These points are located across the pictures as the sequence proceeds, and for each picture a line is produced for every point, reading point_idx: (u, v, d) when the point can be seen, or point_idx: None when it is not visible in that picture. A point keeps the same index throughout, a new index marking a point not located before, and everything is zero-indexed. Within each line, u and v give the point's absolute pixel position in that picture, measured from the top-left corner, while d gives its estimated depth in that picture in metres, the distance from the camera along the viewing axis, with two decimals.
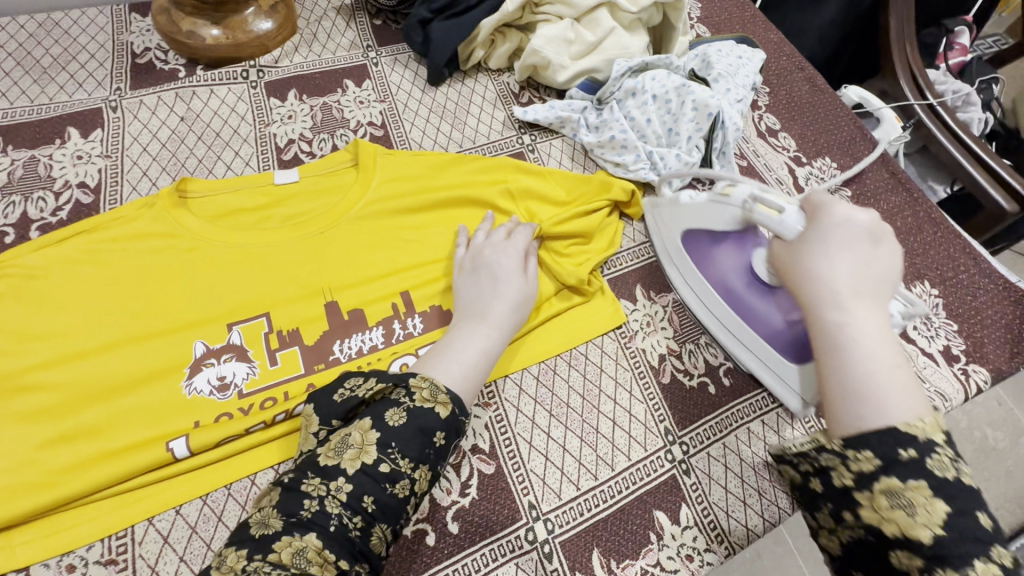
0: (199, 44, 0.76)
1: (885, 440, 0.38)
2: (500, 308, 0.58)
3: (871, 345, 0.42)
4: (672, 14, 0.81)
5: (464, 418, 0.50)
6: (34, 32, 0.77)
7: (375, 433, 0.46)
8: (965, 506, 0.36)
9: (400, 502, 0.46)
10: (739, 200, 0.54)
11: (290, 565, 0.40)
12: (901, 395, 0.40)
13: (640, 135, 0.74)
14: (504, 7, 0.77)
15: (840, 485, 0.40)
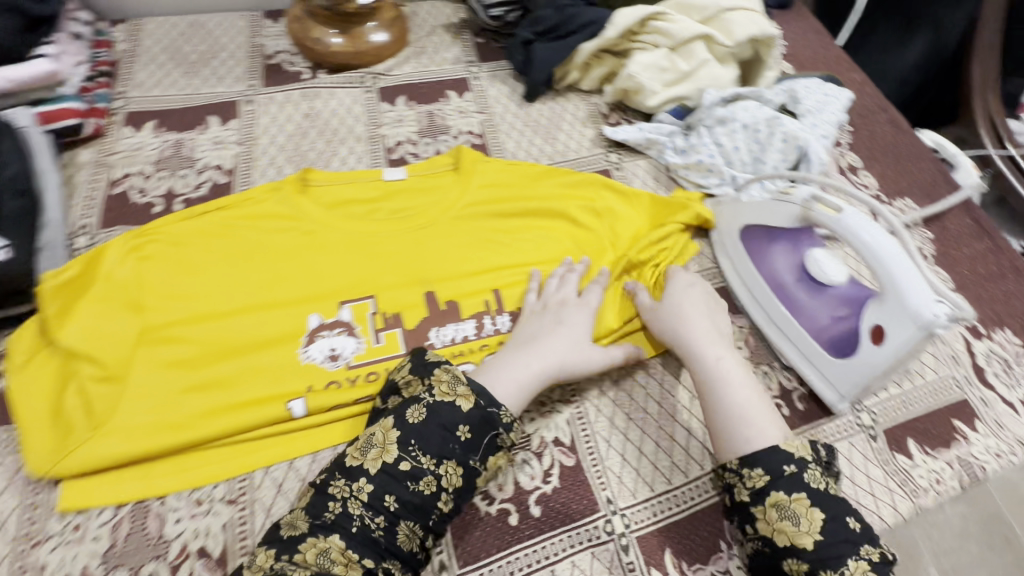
0: (324, 49, 0.84)
1: (774, 460, 0.51)
2: (551, 346, 0.60)
3: (735, 378, 0.58)
4: (762, 49, 0.84)
5: (492, 410, 0.52)
6: (185, 31, 0.87)
7: (396, 432, 0.50)
8: (837, 514, 0.48)
9: (428, 498, 0.49)
10: (800, 199, 0.63)
11: (311, 565, 0.45)
12: (766, 427, 0.54)
13: (726, 161, 0.77)
14: (603, 34, 0.82)
15: (739, 501, 0.51)
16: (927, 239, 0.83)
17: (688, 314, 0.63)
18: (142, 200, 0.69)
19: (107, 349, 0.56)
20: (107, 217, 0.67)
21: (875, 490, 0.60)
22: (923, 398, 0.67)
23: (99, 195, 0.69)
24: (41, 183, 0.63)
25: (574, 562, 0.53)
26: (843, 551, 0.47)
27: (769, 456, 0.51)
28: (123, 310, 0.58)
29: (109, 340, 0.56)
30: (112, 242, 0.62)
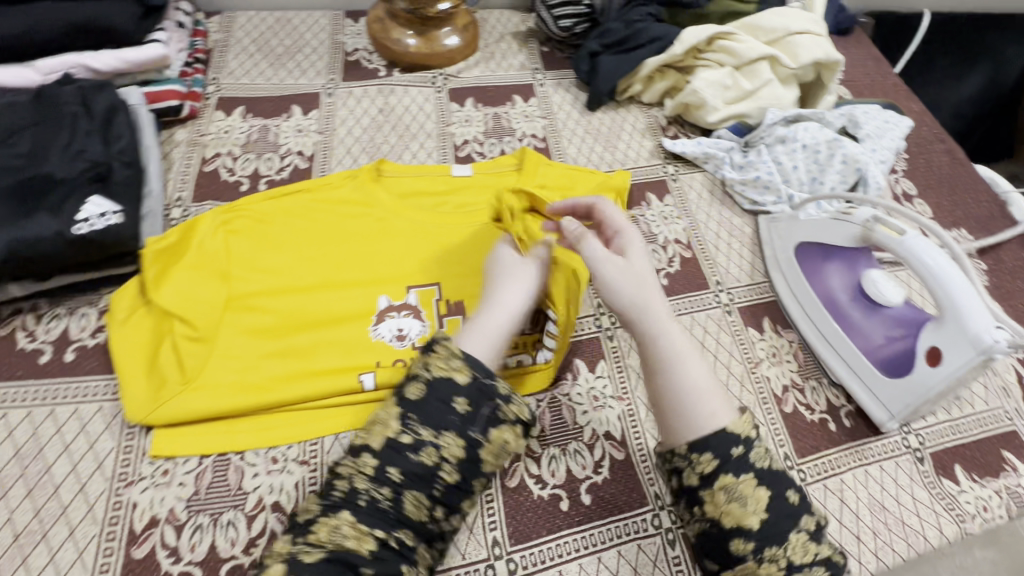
0: (401, 50, 0.89)
1: (722, 443, 0.47)
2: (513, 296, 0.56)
3: (679, 349, 0.51)
4: (825, 73, 0.85)
5: (489, 380, 0.50)
6: (273, 26, 0.93)
7: (394, 408, 0.49)
8: (779, 490, 0.47)
9: (432, 469, 0.48)
10: (861, 219, 0.64)
11: (324, 544, 0.44)
12: (713, 405, 0.49)
13: (784, 179, 0.79)
14: (670, 49, 0.85)
15: (685, 485, 0.48)
16: (982, 270, 0.83)
17: (623, 274, 0.53)
18: (230, 178, 0.74)
19: (198, 311, 0.60)
20: (199, 193, 0.72)
21: (919, 510, 0.61)
22: (971, 426, 0.68)
23: (193, 172, 0.74)
24: (145, 157, 0.68)
25: (620, 551, 0.55)
26: (785, 526, 0.46)
27: (718, 439, 0.47)
28: (211, 278, 0.62)
29: (199, 303, 0.60)
30: (204, 215, 0.66)
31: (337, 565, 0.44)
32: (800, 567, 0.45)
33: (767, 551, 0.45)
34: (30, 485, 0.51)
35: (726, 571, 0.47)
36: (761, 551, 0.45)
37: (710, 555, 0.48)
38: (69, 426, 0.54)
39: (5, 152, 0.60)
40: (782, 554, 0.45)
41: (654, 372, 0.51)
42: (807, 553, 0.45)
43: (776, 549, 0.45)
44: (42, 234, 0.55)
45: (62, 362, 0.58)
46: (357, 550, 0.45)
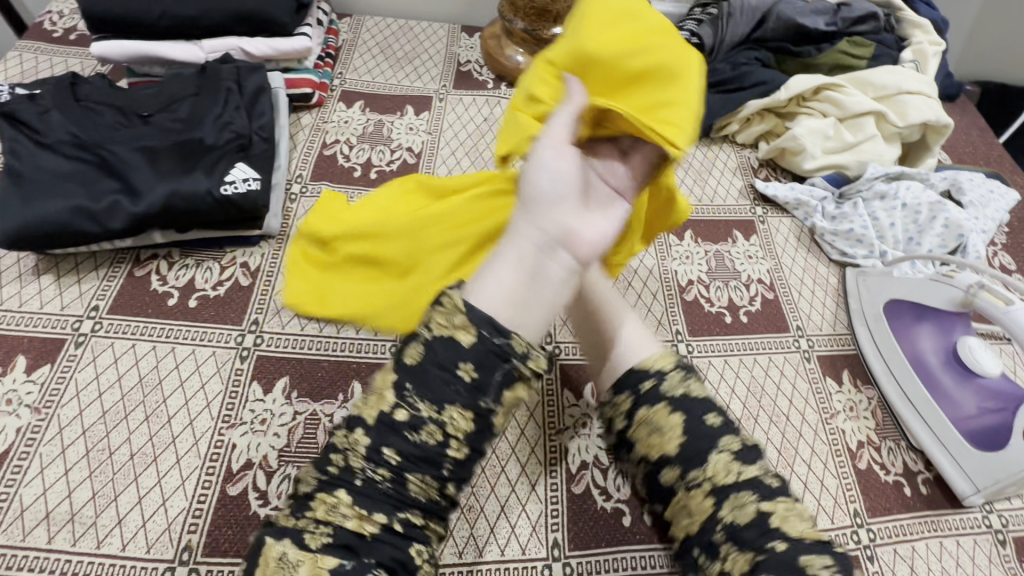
0: (511, 65, 0.93)
1: (634, 378, 0.48)
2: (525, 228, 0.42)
3: (621, 311, 0.56)
4: (931, 135, 0.85)
5: (502, 342, 0.37)
6: (396, 32, 1.00)
7: (390, 375, 0.38)
8: (696, 413, 0.45)
9: (437, 450, 0.37)
10: (963, 284, 0.64)
11: (327, 525, 0.37)
12: (643, 344, 0.51)
13: (879, 234, 0.78)
14: (775, 94, 0.85)
15: (618, 430, 0.48)
16: None
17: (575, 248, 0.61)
18: (345, 164, 0.80)
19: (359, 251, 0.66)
20: (317, 172, 0.78)
21: None
22: None
23: (313, 155, 0.80)
24: (277, 134, 0.75)
25: None
26: (705, 446, 0.44)
27: (630, 375, 0.48)
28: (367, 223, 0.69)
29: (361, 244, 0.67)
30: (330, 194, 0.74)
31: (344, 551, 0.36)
32: (726, 490, 0.42)
33: (692, 474, 0.43)
34: (148, 412, 0.56)
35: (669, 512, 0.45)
36: (687, 474, 0.43)
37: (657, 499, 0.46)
38: (186, 364, 0.60)
39: (167, 116, 0.68)
40: (705, 476, 0.43)
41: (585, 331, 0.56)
42: (731, 472, 0.42)
43: (699, 470, 0.43)
44: (196, 190, 0.61)
45: (186, 306, 0.63)
46: (358, 534, 0.37)
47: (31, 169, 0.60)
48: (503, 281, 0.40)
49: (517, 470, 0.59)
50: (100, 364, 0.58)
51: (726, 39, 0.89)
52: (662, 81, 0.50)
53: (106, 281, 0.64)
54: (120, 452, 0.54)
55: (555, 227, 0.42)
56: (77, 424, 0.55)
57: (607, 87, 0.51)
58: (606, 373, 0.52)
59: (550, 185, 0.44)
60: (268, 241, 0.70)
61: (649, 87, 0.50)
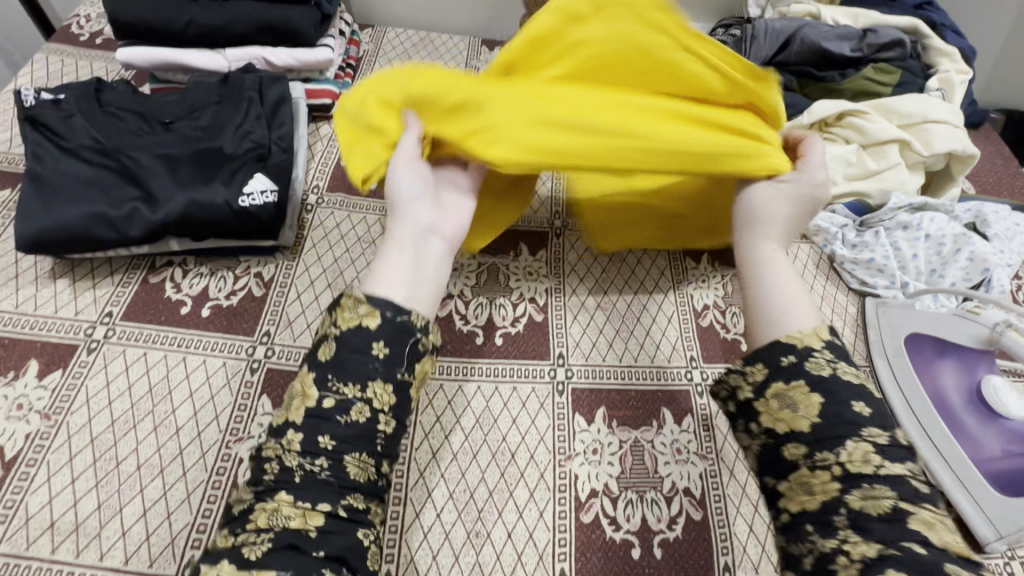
0: None
1: (772, 353, 0.47)
2: (398, 234, 0.51)
3: (782, 271, 0.53)
4: (955, 165, 0.83)
5: (402, 318, 0.45)
6: (417, 44, 1.00)
7: (310, 375, 0.44)
8: (841, 399, 0.44)
9: (366, 426, 0.43)
10: (991, 322, 0.65)
11: (269, 529, 0.40)
12: (793, 313, 0.50)
13: (900, 265, 0.76)
14: (798, 119, 0.84)
15: (744, 398, 0.48)
16: None
17: (761, 201, 0.56)
18: None
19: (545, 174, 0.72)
20: (334, 184, 0.78)
21: None
22: None
23: (331, 166, 0.80)
24: (295, 145, 0.75)
25: None
26: (840, 431, 0.43)
27: (771, 348, 0.48)
28: None
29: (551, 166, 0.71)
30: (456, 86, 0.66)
31: (289, 548, 0.39)
32: (856, 479, 0.42)
33: (818, 455, 0.43)
34: (157, 422, 0.56)
35: (782, 484, 0.45)
36: (814, 454, 0.43)
37: (767, 470, 0.46)
38: (196, 374, 0.59)
39: (188, 124, 0.68)
40: (834, 459, 0.42)
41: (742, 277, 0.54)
42: (870, 463, 0.42)
43: (829, 454, 0.43)
44: (215, 202, 0.61)
45: (198, 315, 0.63)
46: (303, 530, 0.40)
47: (53, 174, 0.60)
48: (385, 268, 0.48)
49: (525, 495, 0.58)
50: (111, 371, 0.58)
51: (748, 61, 0.88)
52: (475, 111, 0.54)
53: (120, 287, 0.64)
54: (127, 463, 0.53)
55: (422, 222, 0.52)
56: (85, 432, 0.54)
57: (433, 120, 0.56)
58: (751, 327, 0.51)
59: (410, 192, 0.53)
60: (283, 252, 0.70)
61: (467, 117, 0.54)
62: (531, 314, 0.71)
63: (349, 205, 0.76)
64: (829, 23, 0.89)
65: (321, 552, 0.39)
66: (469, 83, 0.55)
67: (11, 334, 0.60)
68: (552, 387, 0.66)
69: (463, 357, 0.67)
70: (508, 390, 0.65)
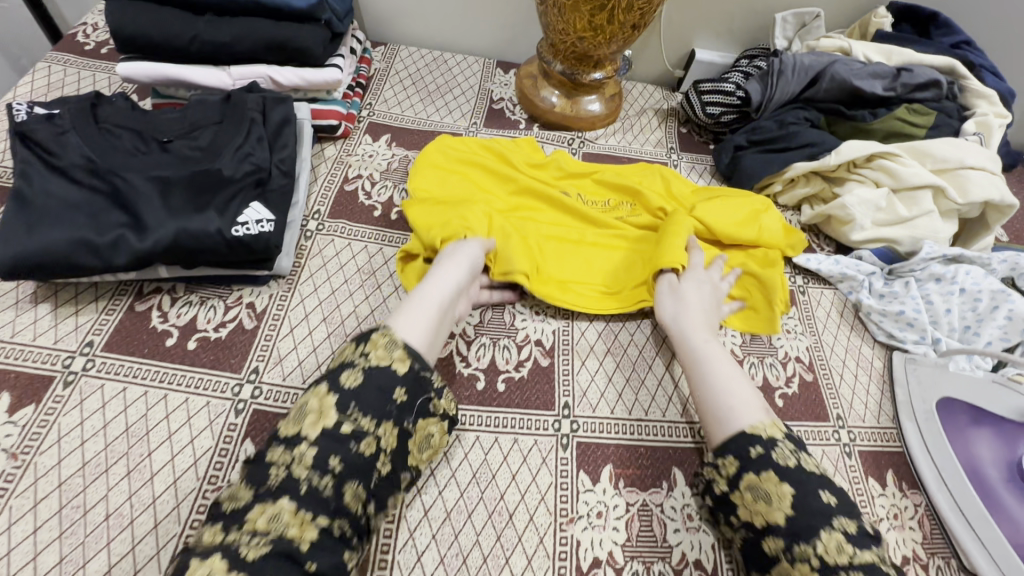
0: (545, 106, 0.89)
1: (740, 444, 0.52)
2: (432, 288, 0.59)
3: (723, 362, 0.60)
4: (991, 215, 0.78)
5: (425, 374, 0.53)
6: (429, 64, 0.97)
7: (332, 398, 0.48)
8: (809, 488, 0.48)
9: (368, 460, 0.47)
10: None
11: (267, 533, 0.42)
12: (745, 408, 0.55)
13: (932, 320, 0.72)
14: (824, 158, 0.80)
15: (719, 492, 0.52)
16: None
17: (679, 304, 0.65)
18: (366, 202, 0.76)
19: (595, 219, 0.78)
20: (336, 209, 0.75)
21: None
22: None
23: (334, 189, 0.77)
24: (297, 168, 0.72)
25: None
26: (813, 522, 0.46)
27: (737, 440, 0.52)
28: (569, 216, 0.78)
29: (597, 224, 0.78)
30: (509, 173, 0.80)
31: (283, 556, 0.41)
32: (836, 570, 0.44)
33: (796, 547, 0.46)
34: (130, 466, 0.52)
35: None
36: (792, 548, 0.46)
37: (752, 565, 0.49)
38: (177, 414, 0.56)
39: (186, 143, 0.65)
40: (814, 552, 0.45)
41: (693, 376, 0.60)
42: (844, 555, 0.44)
43: (806, 545, 0.46)
44: (205, 229, 0.58)
45: (184, 349, 0.60)
46: (297, 540, 0.42)
47: (39, 194, 0.57)
48: (412, 317, 0.55)
49: (522, 562, 0.53)
50: (86, 409, 0.55)
51: (775, 97, 0.84)
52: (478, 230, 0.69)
53: (104, 315, 0.61)
54: (94, 512, 0.49)
55: (456, 286, 0.61)
56: (53, 476, 0.51)
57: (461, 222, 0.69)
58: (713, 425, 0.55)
59: (467, 255, 0.64)
60: (278, 281, 0.67)
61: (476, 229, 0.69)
62: (537, 357, 0.67)
63: (351, 232, 0.73)
64: (860, 60, 0.84)
65: (311, 567, 0.42)
66: (470, 214, 0.71)
67: None
68: (556, 441, 0.61)
69: (465, 404, 0.63)
70: (508, 442, 0.61)
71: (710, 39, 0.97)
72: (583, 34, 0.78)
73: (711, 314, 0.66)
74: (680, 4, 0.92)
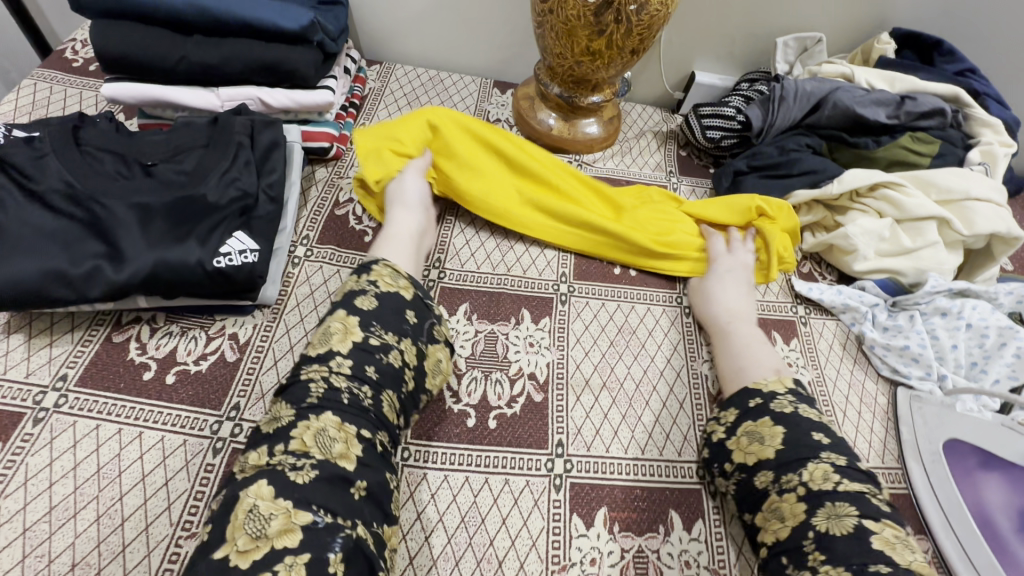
0: (542, 128, 0.88)
1: (741, 398, 0.59)
2: (396, 224, 0.68)
3: (752, 339, 0.66)
4: (998, 246, 0.76)
5: (428, 302, 0.58)
6: (425, 83, 0.96)
7: (353, 317, 0.52)
8: (801, 429, 0.54)
9: (398, 368, 0.52)
10: None
11: (314, 448, 0.45)
12: (757, 365, 0.62)
13: (937, 355, 0.70)
14: (827, 186, 0.78)
15: (718, 438, 0.58)
16: None
17: (712, 297, 0.72)
18: (356, 227, 0.74)
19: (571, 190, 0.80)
20: (325, 234, 0.73)
21: None
22: None
23: (324, 214, 0.75)
24: (286, 193, 0.70)
25: None
26: (803, 454, 0.52)
27: (739, 395, 0.60)
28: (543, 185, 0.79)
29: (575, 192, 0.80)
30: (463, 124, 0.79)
31: (334, 474, 0.44)
32: (821, 500, 0.49)
33: (784, 478, 0.51)
34: (99, 511, 0.49)
35: (760, 515, 0.52)
36: (780, 479, 0.51)
37: (747, 506, 0.53)
38: (152, 454, 0.53)
39: (171, 168, 0.63)
40: (799, 481, 0.50)
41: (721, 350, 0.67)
42: (830, 481, 0.49)
43: (793, 475, 0.51)
44: (186, 260, 0.56)
45: (162, 383, 0.57)
46: (344, 457, 0.45)
47: (13, 222, 0.55)
48: (396, 249, 0.65)
49: None
50: (56, 448, 0.52)
51: (776, 123, 0.83)
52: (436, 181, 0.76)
53: (79, 347, 0.59)
54: (59, 561, 0.47)
55: (419, 219, 0.70)
56: (17, 521, 0.48)
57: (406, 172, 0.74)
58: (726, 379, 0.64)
59: (411, 189, 0.72)
60: (263, 310, 0.65)
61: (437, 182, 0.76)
62: (530, 393, 0.64)
63: (340, 258, 0.71)
64: (863, 86, 0.83)
65: (363, 483, 0.45)
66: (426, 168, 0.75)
67: None
68: (549, 481, 0.59)
69: (453, 443, 0.60)
70: (499, 483, 0.58)
71: (711, 61, 0.95)
72: (582, 58, 0.76)
73: (744, 301, 0.72)
74: (680, 27, 0.91)
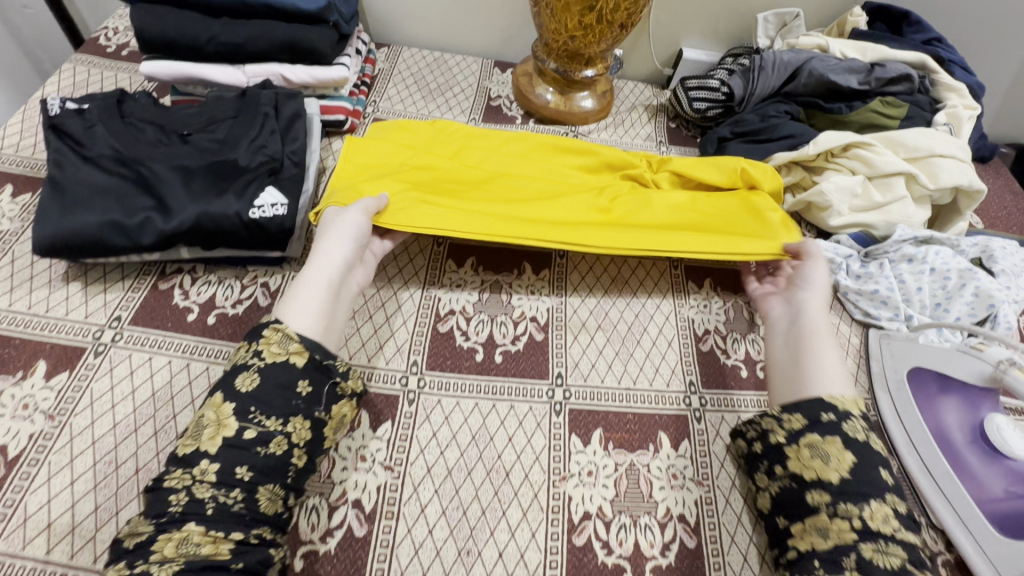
0: (540, 103, 0.94)
1: (814, 409, 0.58)
2: (311, 274, 0.61)
3: (827, 347, 0.64)
4: (963, 199, 0.83)
5: (328, 362, 0.55)
6: (430, 63, 1.03)
7: (228, 406, 0.51)
8: (870, 463, 0.55)
9: (280, 459, 0.50)
10: (993, 359, 0.65)
11: (175, 557, 0.44)
12: (827, 379, 0.61)
13: (905, 297, 0.76)
14: (804, 148, 0.84)
15: (776, 442, 0.58)
16: None
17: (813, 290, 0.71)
18: None
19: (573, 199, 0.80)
20: None
21: None
22: None
23: None
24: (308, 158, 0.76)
25: None
26: (863, 489, 0.53)
27: (812, 405, 0.58)
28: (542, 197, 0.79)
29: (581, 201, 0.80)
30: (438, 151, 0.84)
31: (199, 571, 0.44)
32: (874, 536, 0.51)
33: (840, 506, 0.52)
34: (156, 427, 0.57)
35: (795, 525, 0.54)
36: (836, 504, 0.52)
37: (781, 511, 0.56)
38: (199, 381, 0.60)
39: (205, 135, 0.70)
40: (856, 511, 0.52)
41: (799, 358, 0.64)
42: (889, 527, 0.51)
43: (852, 506, 0.52)
44: (225, 213, 0.63)
45: (204, 323, 0.64)
46: (215, 554, 0.45)
47: (70, 180, 0.62)
48: (302, 306, 0.58)
49: (518, 514, 0.57)
50: (116, 375, 0.59)
51: (756, 91, 0.90)
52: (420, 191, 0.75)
53: (130, 292, 0.66)
54: (126, 466, 0.54)
55: (342, 261, 0.63)
56: (87, 435, 0.55)
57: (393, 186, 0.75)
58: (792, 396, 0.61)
59: (350, 228, 0.66)
60: (290, 262, 0.72)
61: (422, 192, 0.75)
62: (532, 332, 0.71)
63: None
64: (836, 56, 0.90)
65: (239, 566, 0.46)
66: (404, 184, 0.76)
67: (22, 333, 0.61)
68: (550, 407, 0.66)
69: (464, 373, 0.67)
70: (505, 408, 0.65)
71: (697, 38, 1.02)
72: (575, 33, 0.83)
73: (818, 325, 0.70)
74: (666, 6, 0.97)
